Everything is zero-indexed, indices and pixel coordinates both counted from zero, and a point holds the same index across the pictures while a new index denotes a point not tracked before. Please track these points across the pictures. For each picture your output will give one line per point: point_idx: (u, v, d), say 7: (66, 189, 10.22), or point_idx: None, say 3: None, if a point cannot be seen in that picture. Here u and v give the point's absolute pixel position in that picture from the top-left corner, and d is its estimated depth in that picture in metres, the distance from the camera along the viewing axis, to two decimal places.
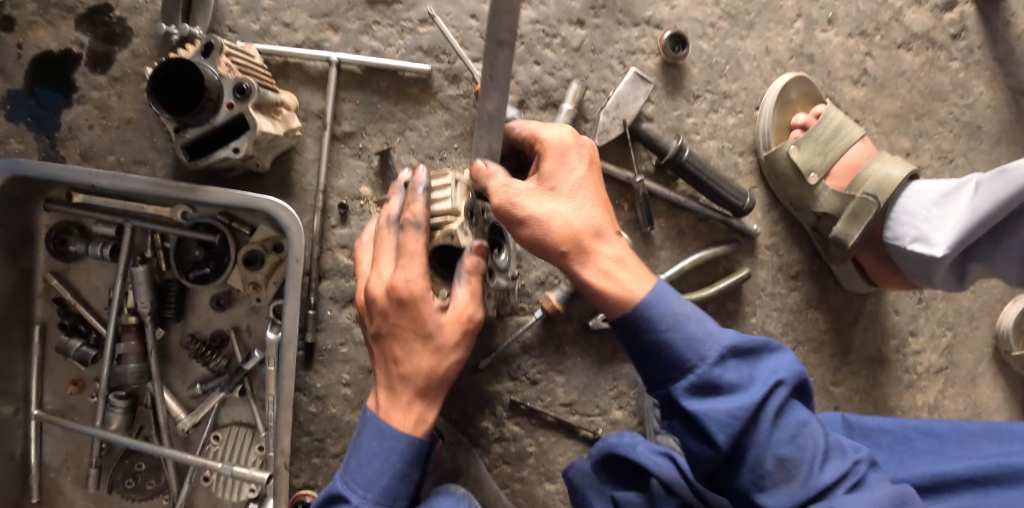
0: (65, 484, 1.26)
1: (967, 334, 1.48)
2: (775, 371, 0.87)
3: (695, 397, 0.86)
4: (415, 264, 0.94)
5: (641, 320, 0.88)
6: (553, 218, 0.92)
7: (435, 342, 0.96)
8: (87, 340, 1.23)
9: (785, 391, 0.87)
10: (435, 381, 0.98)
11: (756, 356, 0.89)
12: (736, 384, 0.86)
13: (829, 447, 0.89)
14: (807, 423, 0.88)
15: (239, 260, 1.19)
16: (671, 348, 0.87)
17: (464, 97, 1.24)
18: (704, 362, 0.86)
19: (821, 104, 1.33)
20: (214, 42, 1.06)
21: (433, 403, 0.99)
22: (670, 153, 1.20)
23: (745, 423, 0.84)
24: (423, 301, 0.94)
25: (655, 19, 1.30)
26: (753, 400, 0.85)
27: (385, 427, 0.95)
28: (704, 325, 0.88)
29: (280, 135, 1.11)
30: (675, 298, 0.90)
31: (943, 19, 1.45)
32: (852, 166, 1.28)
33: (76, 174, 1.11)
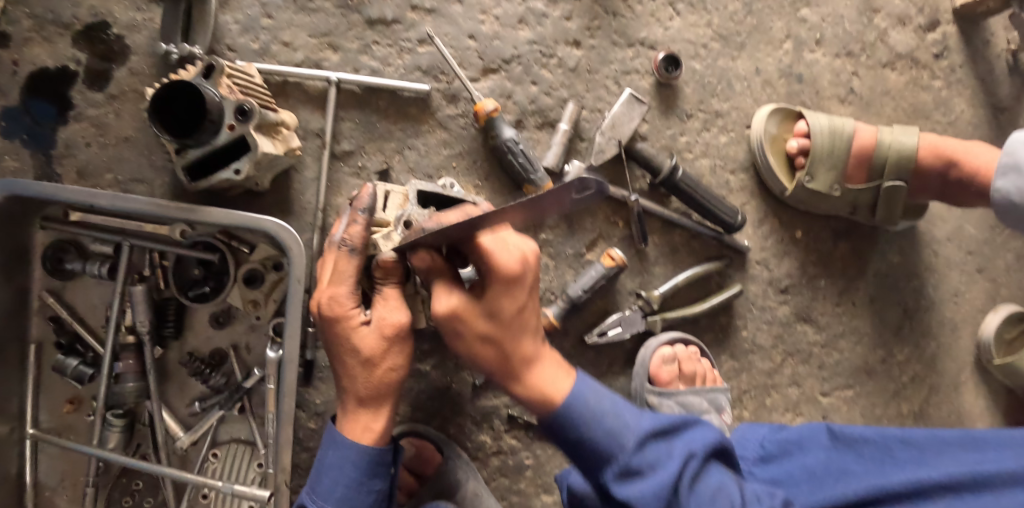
0: (61, 503, 1.26)
1: (949, 344, 1.53)
2: (688, 444, 0.95)
3: (619, 480, 0.92)
4: (343, 284, 0.97)
5: (565, 421, 0.96)
6: (484, 335, 0.99)
7: (372, 359, 0.99)
8: (84, 359, 1.22)
9: (699, 461, 0.94)
10: (381, 391, 1.02)
11: (674, 433, 0.96)
12: (655, 463, 0.93)
13: (745, 499, 0.95)
14: (722, 484, 0.94)
15: (239, 279, 1.20)
16: (593, 443, 0.94)
17: (462, 116, 1.25)
18: (625, 452, 0.93)
19: (801, 119, 1.35)
20: (214, 63, 1.06)
21: (380, 413, 1.02)
22: (665, 173, 1.23)
23: (666, 499, 0.90)
24: (347, 325, 0.97)
25: (650, 40, 1.32)
26: (672, 472, 0.91)
27: (339, 438, 1.00)
28: (621, 414, 0.95)
29: (281, 155, 1.12)
30: (593, 392, 0.97)
31: (926, 39, 1.49)
32: (866, 152, 1.32)
33: (74, 194, 1.10)
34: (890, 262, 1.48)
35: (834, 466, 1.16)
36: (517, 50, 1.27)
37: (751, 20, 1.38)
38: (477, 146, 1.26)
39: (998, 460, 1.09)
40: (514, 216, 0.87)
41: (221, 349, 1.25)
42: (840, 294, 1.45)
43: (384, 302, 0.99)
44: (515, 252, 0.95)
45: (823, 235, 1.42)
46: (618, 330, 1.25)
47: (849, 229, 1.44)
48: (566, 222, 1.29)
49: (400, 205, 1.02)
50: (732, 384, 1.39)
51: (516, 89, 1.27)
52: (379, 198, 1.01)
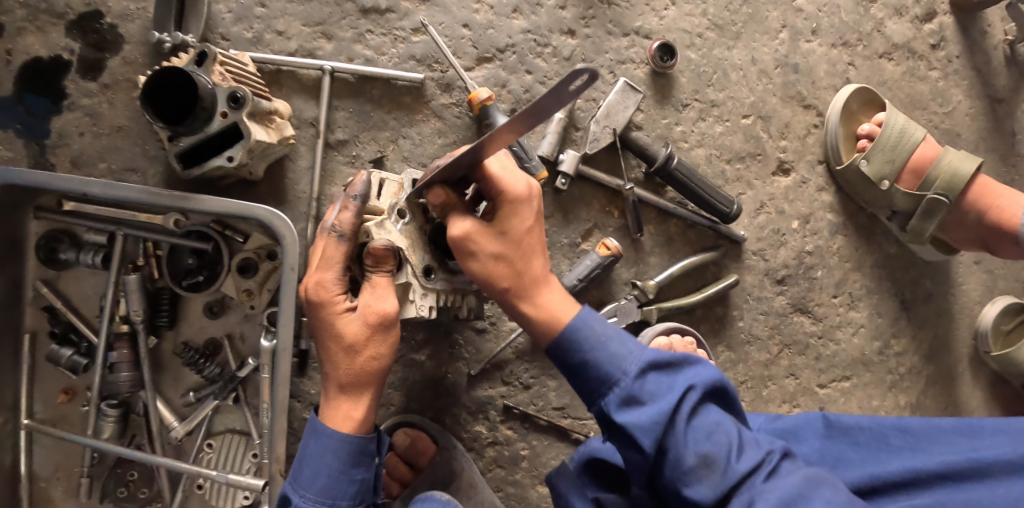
0: (55, 494, 1.25)
1: (947, 335, 1.52)
2: (688, 378, 0.93)
3: (620, 408, 0.91)
4: (331, 269, 0.97)
5: (569, 342, 0.96)
6: (494, 251, 0.96)
7: (357, 344, 0.99)
8: (78, 349, 1.22)
9: (698, 394, 0.92)
10: (365, 377, 1.02)
11: (675, 367, 0.94)
12: (654, 394, 0.92)
13: (744, 441, 0.93)
14: (720, 421, 0.92)
15: (233, 268, 1.19)
16: (596, 366, 0.94)
17: (457, 105, 1.25)
18: (627, 376, 0.92)
19: (883, 109, 1.39)
20: (207, 50, 1.06)
21: (363, 399, 1.02)
22: (659, 162, 1.22)
23: (664, 425, 0.89)
24: (332, 309, 0.98)
25: (645, 29, 1.32)
26: (671, 403, 0.90)
27: (320, 427, 1.00)
28: (624, 345, 0.95)
29: (274, 143, 1.11)
30: (598, 320, 0.97)
31: (923, 29, 1.49)
32: (921, 164, 1.33)
33: (67, 183, 1.10)
34: (887, 253, 1.47)
35: (829, 454, 1.16)
36: (512, 39, 1.27)
37: (746, 9, 1.38)
38: (471, 135, 1.25)
39: (995, 448, 1.10)
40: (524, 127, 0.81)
41: (215, 339, 1.24)
42: (837, 285, 1.44)
43: (372, 291, 0.98)
44: (522, 177, 0.97)
45: (820, 225, 1.42)
46: (613, 320, 1.25)
47: (846, 219, 1.44)
48: (561, 211, 1.29)
49: (394, 194, 1.02)
50: (729, 375, 1.39)
51: (510, 78, 1.27)
52: (374, 186, 1.01)
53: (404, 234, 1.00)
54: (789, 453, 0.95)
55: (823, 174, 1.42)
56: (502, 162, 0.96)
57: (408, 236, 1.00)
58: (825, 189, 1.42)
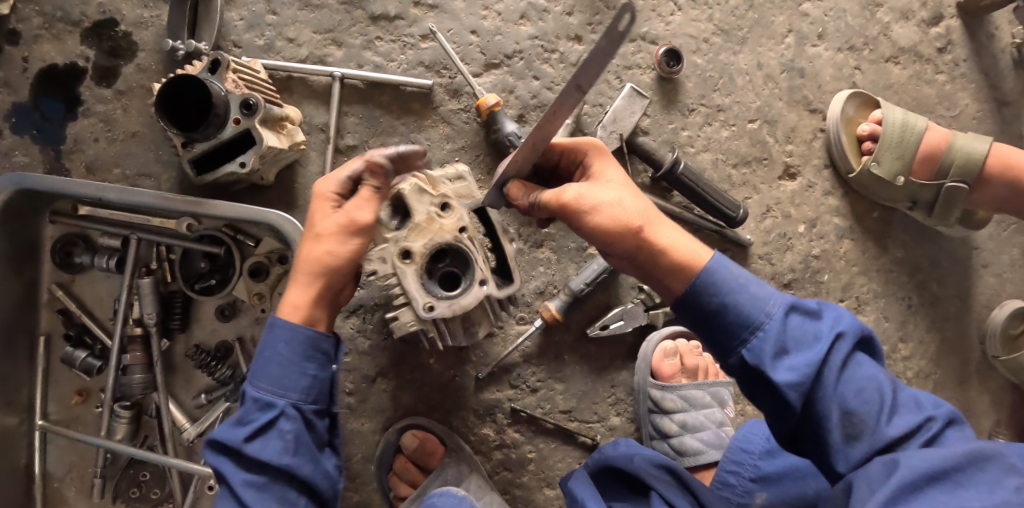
0: (68, 494, 1.27)
1: (955, 338, 1.52)
2: (837, 325, 0.90)
3: (773, 361, 0.87)
4: (336, 174, 0.98)
5: (705, 286, 0.90)
6: (619, 206, 0.91)
7: (321, 233, 0.96)
8: (92, 352, 1.24)
9: (848, 345, 0.88)
10: (317, 268, 0.97)
11: (820, 316, 0.91)
12: (800, 339, 0.88)
13: (897, 402, 0.89)
14: (876, 376, 0.88)
15: (244, 271, 1.21)
16: (737, 308, 0.88)
17: (464, 111, 1.26)
18: (772, 320, 0.87)
19: (878, 108, 1.39)
20: (221, 58, 1.08)
21: (309, 290, 0.97)
22: (665, 167, 1.24)
23: (811, 379, 0.86)
24: (320, 200, 0.98)
25: (651, 35, 1.33)
26: (819, 354, 0.87)
27: (274, 313, 0.97)
28: (764, 287, 0.90)
29: (285, 149, 1.14)
30: (732, 263, 0.92)
31: (929, 33, 1.49)
32: (934, 149, 1.33)
33: (85, 188, 1.13)
34: (895, 256, 1.48)
35: None
36: (519, 45, 1.28)
37: (752, 14, 1.38)
38: (479, 141, 1.26)
39: None
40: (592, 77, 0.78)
41: (227, 342, 1.26)
42: (844, 289, 1.44)
43: (358, 197, 0.95)
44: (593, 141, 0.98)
45: (827, 229, 1.42)
46: (620, 323, 1.27)
47: (852, 223, 1.44)
48: None
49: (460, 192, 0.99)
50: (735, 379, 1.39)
51: (517, 84, 1.28)
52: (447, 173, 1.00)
53: (425, 216, 0.94)
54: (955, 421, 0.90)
55: (830, 179, 1.42)
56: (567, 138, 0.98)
57: (426, 220, 0.94)
58: (831, 193, 1.42)
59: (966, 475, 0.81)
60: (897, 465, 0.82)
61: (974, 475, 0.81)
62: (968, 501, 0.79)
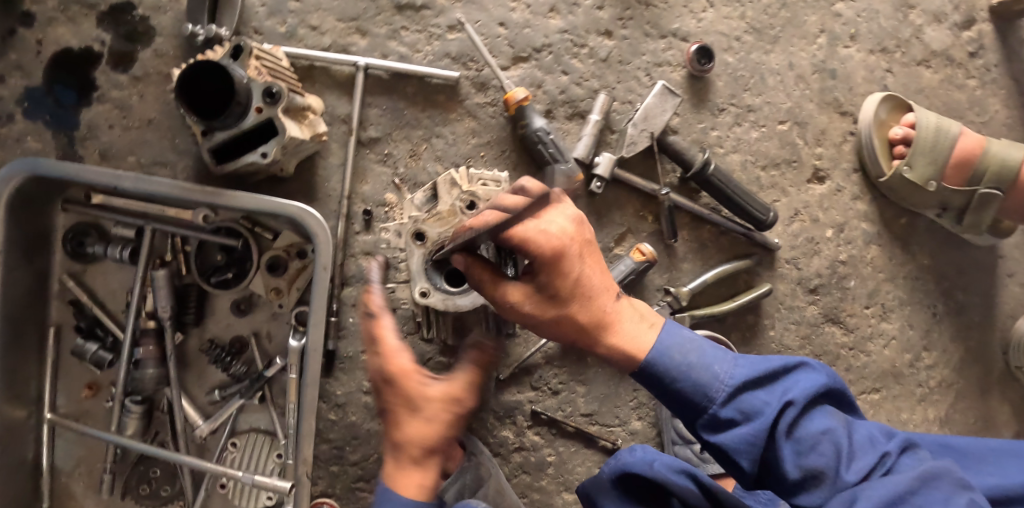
0: (76, 490, 1.25)
1: (979, 347, 1.49)
2: (786, 391, 0.89)
3: (717, 436, 0.90)
4: (393, 348, 0.91)
5: (648, 372, 0.92)
6: (561, 316, 0.92)
7: (427, 417, 0.90)
8: (103, 344, 1.21)
9: (797, 411, 0.88)
10: (427, 449, 0.90)
11: (771, 381, 0.90)
12: (751, 412, 0.88)
13: (855, 446, 0.88)
14: (828, 429, 0.88)
15: (262, 265, 1.18)
16: (682, 394, 0.91)
17: (491, 104, 1.23)
18: (715, 405, 0.89)
19: (910, 111, 1.37)
20: (243, 45, 1.04)
21: (432, 468, 0.92)
22: (696, 168, 1.21)
23: (760, 447, 0.87)
24: (406, 380, 0.90)
25: (682, 31, 1.30)
26: (766, 423, 0.87)
27: (396, 499, 0.89)
28: (709, 366, 0.91)
29: (307, 139, 1.10)
30: (677, 345, 0.92)
31: (961, 37, 1.45)
32: (969, 155, 1.32)
33: (99, 175, 1.09)
34: (921, 263, 1.44)
35: None
36: (548, 39, 1.25)
37: (785, 13, 1.35)
38: (506, 136, 1.23)
39: None
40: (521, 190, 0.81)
41: (242, 337, 1.23)
42: (870, 296, 1.41)
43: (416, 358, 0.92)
44: (552, 233, 0.88)
45: (855, 234, 1.39)
46: None
47: (880, 228, 1.41)
48: (595, 215, 1.27)
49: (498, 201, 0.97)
50: None
51: (546, 79, 1.25)
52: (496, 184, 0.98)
53: (450, 206, 0.96)
54: (907, 445, 0.91)
55: (859, 183, 1.39)
56: (524, 220, 0.87)
57: (450, 213, 0.96)
58: (860, 198, 1.39)
59: (921, 495, 0.84)
60: (858, 503, 0.83)
61: (928, 495, 0.84)
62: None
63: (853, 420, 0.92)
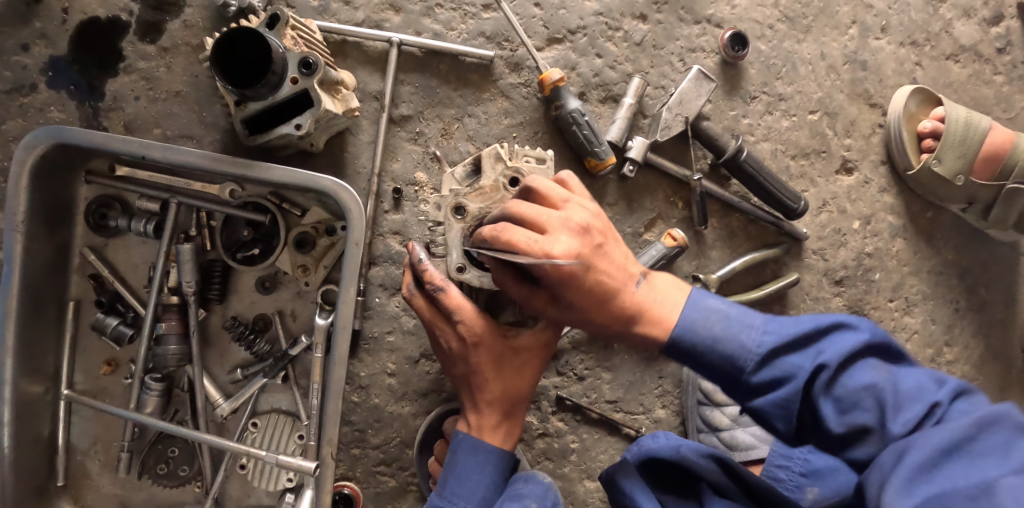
0: (92, 468, 1.23)
1: (999, 344, 1.49)
2: (819, 352, 0.85)
3: (755, 400, 0.88)
4: (471, 315, 0.95)
5: (679, 347, 0.89)
6: (583, 312, 0.88)
7: (509, 369, 0.99)
8: (124, 320, 1.19)
9: (833, 371, 0.84)
10: (513, 403, 1.02)
11: (806, 341, 0.86)
12: (786, 374, 0.85)
13: (900, 398, 0.84)
14: (869, 385, 0.84)
15: (290, 242, 1.16)
16: (715, 361, 0.88)
17: (525, 85, 1.21)
18: (750, 367, 0.86)
19: (940, 105, 1.36)
20: (279, 13, 1.02)
21: (515, 418, 1.04)
22: (729, 154, 1.20)
23: (796, 409, 0.86)
24: (490, 341, 0.96)
25: (716, 17, 1.29)
26: (799, 387, 0.84)
27: (480, 445, 1.00)
28: (736, 336, 0.87)
29: (340, 114, 1.08)
30: (705, 314, 0.88)
31: (990, 33, 1.45)
32: (999, 149, 1.32)
33: (127, 145, 1.07)
34: (945, 258, 1.44)
35: None
36: (583, 21, 1.24)
37: (818, 3, 1.34)
38: (538, 117, 1.21)
39: None
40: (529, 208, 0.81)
41: (266, 315, 1.21)
42: (895, 289, 1.41)
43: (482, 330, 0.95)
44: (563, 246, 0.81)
45: (881, 227, 1.39)
46: None
47: (906, 222, 1.40)
48: (626, 199, 1.25)
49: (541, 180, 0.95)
50: None
51: (580, 61, 1.23)
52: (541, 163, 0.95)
53: (495, 182, 0.93)
54: (960, 391, 0.85)
55: (887, 175, 1.39)
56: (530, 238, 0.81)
57: (493, 188, 0.93)
58: (887, 190, 1.39)
59: (978, 443, 0.79)
60: (909, 453, 0.80)
61: (984, 440, 0.79)
62: (986, 471, 0.77)
63: (898, 369, 0.87)
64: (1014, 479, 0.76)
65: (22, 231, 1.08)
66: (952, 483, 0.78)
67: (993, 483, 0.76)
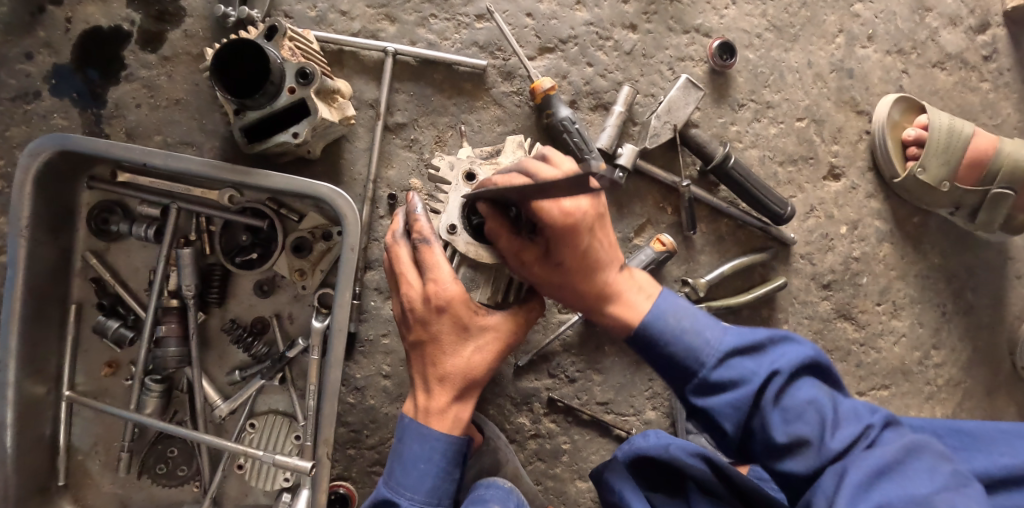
0: (93, 468, 1.26)
1: (986, 347, 1.51)
2: (774, 361, 0.88)
3: (703, 396, 0.90)
4: (445, 271, 0.94)
5: (646, 338, 0.93)
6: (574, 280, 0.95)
7: (472, 342, 0.97)
8: (124, 322, 1.22)
9: (784, 380, 0.88)
10: (469, 381, 0.99)
11: (760, 349, 0.90)
12: (739, 377, 0.88)
13: (839, 415, 0.88)
14: (814, 398, 0.87)
15: (287, 246, 1.18)
16: (671, 356, 0.92)
17: (517, 93, 1.24)
18: (705, 367, 0.89)
19: (923, 112, 1.38)
20: (278, 26, 1.05)
21: (468, 401, 1.01)
22: (717, 160, 1.23)
23: (744, 412, 0.88)
24: (460, 304, 0.94)
25: (705, 27, 1.32)
26: (751, 391, 0.87)
27: (427, 431, 0.97)
28: (701, 333, 0.91)
29: (336, 122, 1.10)
30: (672, 311, 0.93)
31: (976, 41, 1.47)
32: (982, 156, 1.34)
33: (128, 152, 1.09)
34: (932, 262, 1.46)
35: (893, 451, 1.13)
36: (574, 31, 1.27)
37: (805, 12, 1.37)
38: (530, 125, 1.24)
39: None
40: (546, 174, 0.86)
41: (264, 318, 1.23)
42: (882, 293, 1.43)
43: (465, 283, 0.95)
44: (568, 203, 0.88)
45: (869, 232, 1.41)
46: None
47: (893, 227, 1.43)
48: (616, 205, 1.28)
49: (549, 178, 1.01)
50: None
51: (571, 69, 1.26)
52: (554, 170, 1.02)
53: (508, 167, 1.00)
54: (888, 420, 0.89)
55: (873, 181, 1.41)
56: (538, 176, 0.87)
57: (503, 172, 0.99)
58: (873, 196, 1.41)
59: (905, 466, 0.84)
60: (847, 474, 0.83)
61: (909, 464, 0.85)
62: (917, 489, 0.81)
63: (837, 392, 0.91)
64: (943, 499, 0.80)
65: (26, 236, 1.11)
66: (887, 499, 0.81)
67: (925, 499, 0.81)
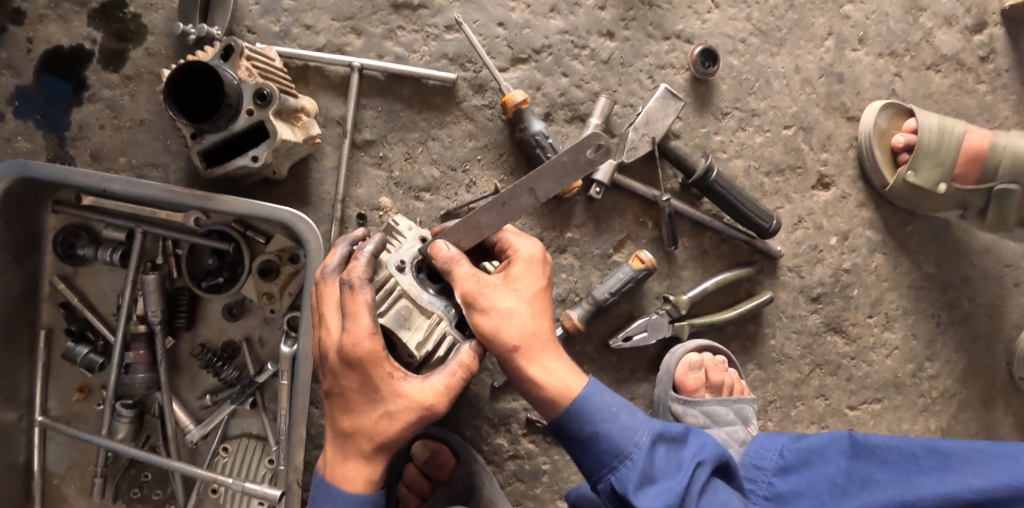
0: (68, 493, 1.24)
1: (982, 358, 1.45)
2: (697, 453, 0.96)
3: (636, 489, 0.92)
4: (366, 318, 0.90)
5: (577, 415, 0.95)
6: (511, 319, 0.93)
7: (382, 402, 0.91)
8: (94, 348, 1.20)
9: (706, 472, 0.95)
10: (379, 445, 0.92)
11: (681, 442, 0.98)
12: (664, 472, 0.94)
13: None
14: (728, 501, 0.96)
15: (253, 270, 1.16)
16: (606, 437, 0.94)
17: (489, 107, 1.20)
18: (638, 451, 0.94)
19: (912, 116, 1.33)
20: (234, 45, 1.01)
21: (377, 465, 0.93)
22: (699, 174, 1.18)
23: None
24: (375, 359, 0.89)
25: (686, 33, 1.27)
26: (681, 484, 0.93)
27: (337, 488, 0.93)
28: (629, 425, 0.95)
29: (299, 142, 1.07)
30: (606, 391, 0.97)
31: (972, 41, 1.41)
32: (977, 153, 1.29)
33: (87, 179, 1.07)
34: (926, 272, 1.41)
35: (856, 475, 1.08)
36: (548, 40, 1.22)
37: (792, 15, 1.32)
38: (503, 139, 1.20)
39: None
40: (549, 191, 0.92)
41: (234, 342, 1.21)
42: (873, 305, 1.38)
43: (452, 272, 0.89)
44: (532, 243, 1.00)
45: (859, 242, 1.37)
46: (643, 335, 1.21)
47: (885, 236, 1.38)
48: (594, 221, 1.24)
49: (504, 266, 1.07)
50: (758, 394, 1.34)
51: (545, 81, 1.22)
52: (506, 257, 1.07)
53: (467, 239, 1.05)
54: None
55: (864, 190, 1.36)
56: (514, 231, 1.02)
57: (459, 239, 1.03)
58: (864, 205, 1.36)
59: None
60: None
61: None
62: None
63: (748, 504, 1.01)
64: None
65: None
66: None
67: None
